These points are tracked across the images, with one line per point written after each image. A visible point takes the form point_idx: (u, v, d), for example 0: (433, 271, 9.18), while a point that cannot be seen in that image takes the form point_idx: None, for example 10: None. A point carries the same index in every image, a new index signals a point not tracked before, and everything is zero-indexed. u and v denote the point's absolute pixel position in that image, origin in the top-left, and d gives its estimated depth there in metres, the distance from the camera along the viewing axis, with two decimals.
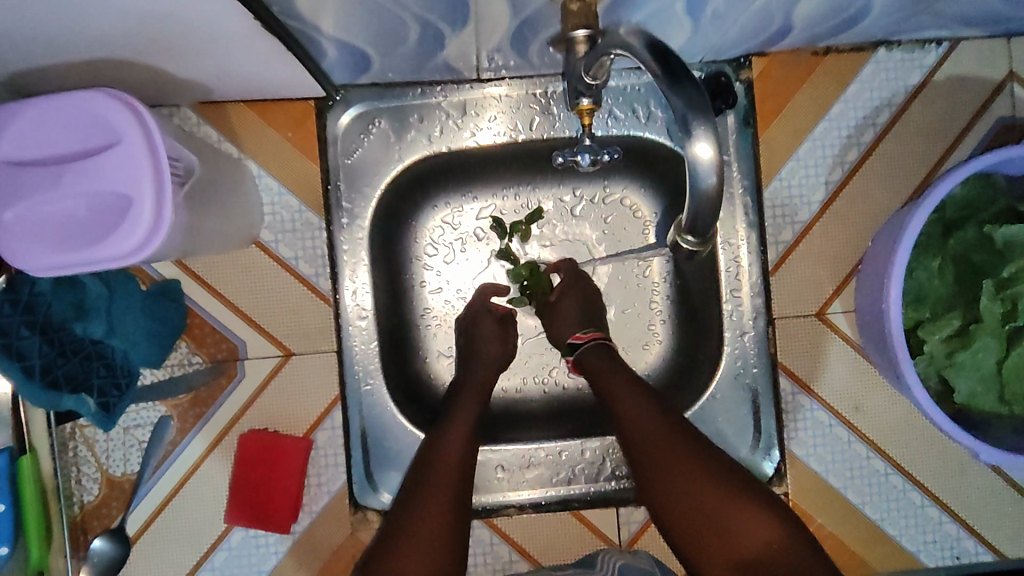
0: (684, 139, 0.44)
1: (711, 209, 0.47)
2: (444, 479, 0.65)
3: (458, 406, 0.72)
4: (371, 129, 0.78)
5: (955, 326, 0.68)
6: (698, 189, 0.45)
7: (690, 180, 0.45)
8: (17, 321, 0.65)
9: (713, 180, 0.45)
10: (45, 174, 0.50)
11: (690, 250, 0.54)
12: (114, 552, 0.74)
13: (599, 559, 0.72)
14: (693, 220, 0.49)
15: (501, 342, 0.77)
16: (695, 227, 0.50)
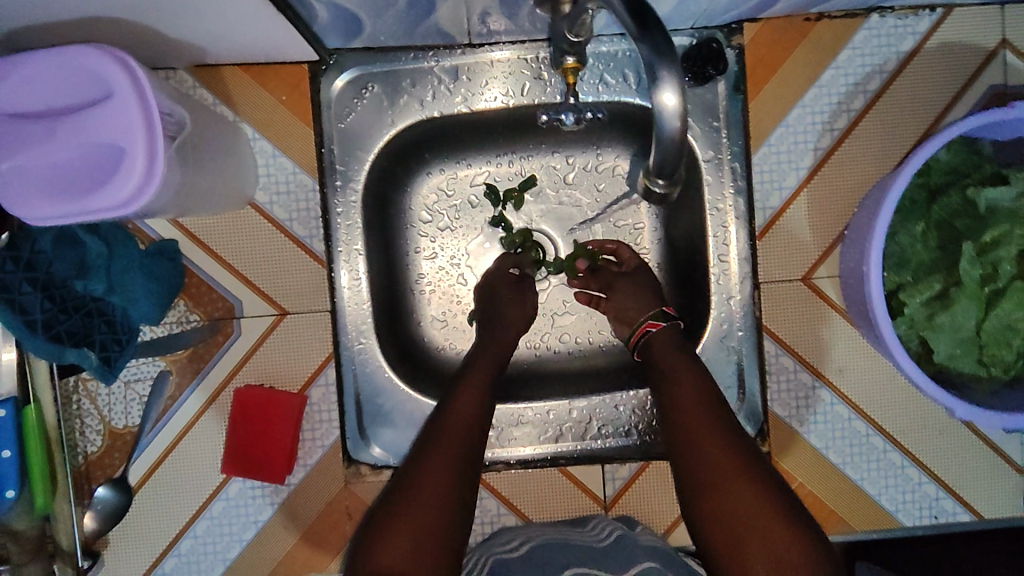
0: (652, 86, 0.46)
1: (676, 154, 0.50)
2: (453, 442, 0.66)
3: (474, 366, 0.75)
4: (363, 94, 0.79)
5: (935, 289, 0.69)
6: (664, 134, 0.48)
7: (657, 126, 0.48)
8: (19, 277, 0.67)
9: (677, 126, 0.47)
10: (40, 125, 0.53)
11: (660, 193, 0.56)
12: (117, 500, 0.77)
13: (594, 523, 0.76)
14: (660, 163, 0.52)
15: (518, 305, 0.81)
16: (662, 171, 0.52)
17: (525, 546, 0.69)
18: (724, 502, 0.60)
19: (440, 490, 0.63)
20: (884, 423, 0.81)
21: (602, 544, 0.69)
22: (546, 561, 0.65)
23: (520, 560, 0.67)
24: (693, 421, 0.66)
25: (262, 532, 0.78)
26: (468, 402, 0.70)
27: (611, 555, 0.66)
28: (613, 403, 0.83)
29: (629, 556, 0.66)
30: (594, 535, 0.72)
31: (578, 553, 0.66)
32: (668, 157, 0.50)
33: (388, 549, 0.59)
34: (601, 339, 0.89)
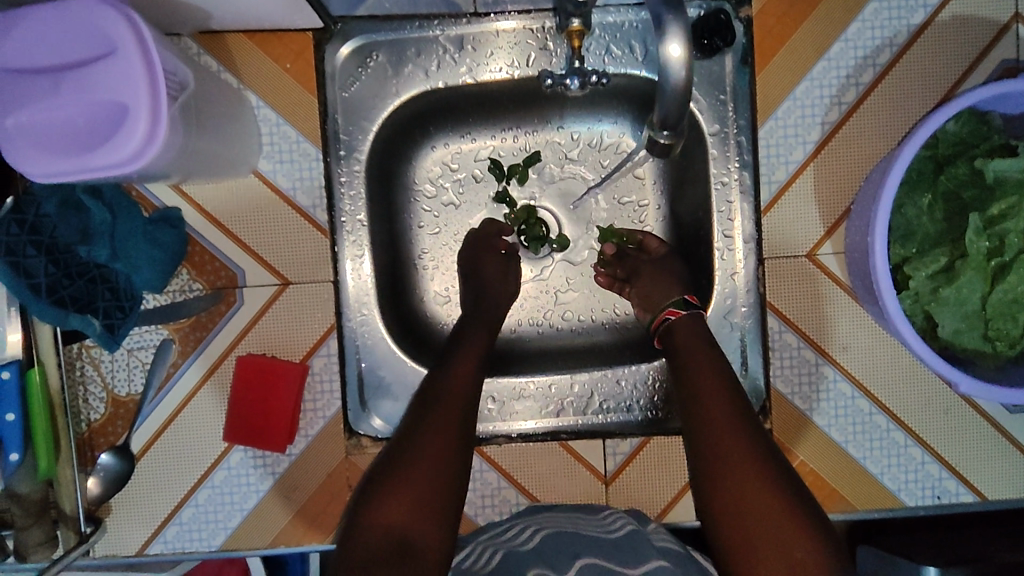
0: (660, 36, 0.51)
1: (678, 107, 0.55)
2: (449, 414, 0.67)
3: (468, 338, 0.76)
4: (368, 64, 0.80)
5: (942, 263, 0.68)
6: (669, 84, 0.53)
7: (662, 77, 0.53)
8: (23, 240, 0.68)
9: (681, 76, 0.53)
10: (46, 81, 0.54)
11: (663, 146, 0.61)
12: (119, 467, 0.77)
13: (606, 513, 0.75)
14: (664, 117, 0.57)
15: (503, 278, 0.83)
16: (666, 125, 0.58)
17: (535, 536, 0.68)
18: (731, 464, 0.63)
19: (443, 447, 0.64)
20: (887, 402, 0.80)
21: (613, 536, 0.68)
22: (558, 551, 0.64)
23: (530, 552, 0.65)
24: (700, 389, 0.68)
25: (263, 501, 0.79)
26: (463, 371, 0.71)
27: (624, 547, 0.65)
28: (615, 377, 0.82)
29: (642, 550, 0.65)
30: (605, 527, 0.71)
31: (590, 545, 0.65)
32: (670, 111, 0.56)
33: (390, 502, 0.60)
34: (603, 317, 0.90)
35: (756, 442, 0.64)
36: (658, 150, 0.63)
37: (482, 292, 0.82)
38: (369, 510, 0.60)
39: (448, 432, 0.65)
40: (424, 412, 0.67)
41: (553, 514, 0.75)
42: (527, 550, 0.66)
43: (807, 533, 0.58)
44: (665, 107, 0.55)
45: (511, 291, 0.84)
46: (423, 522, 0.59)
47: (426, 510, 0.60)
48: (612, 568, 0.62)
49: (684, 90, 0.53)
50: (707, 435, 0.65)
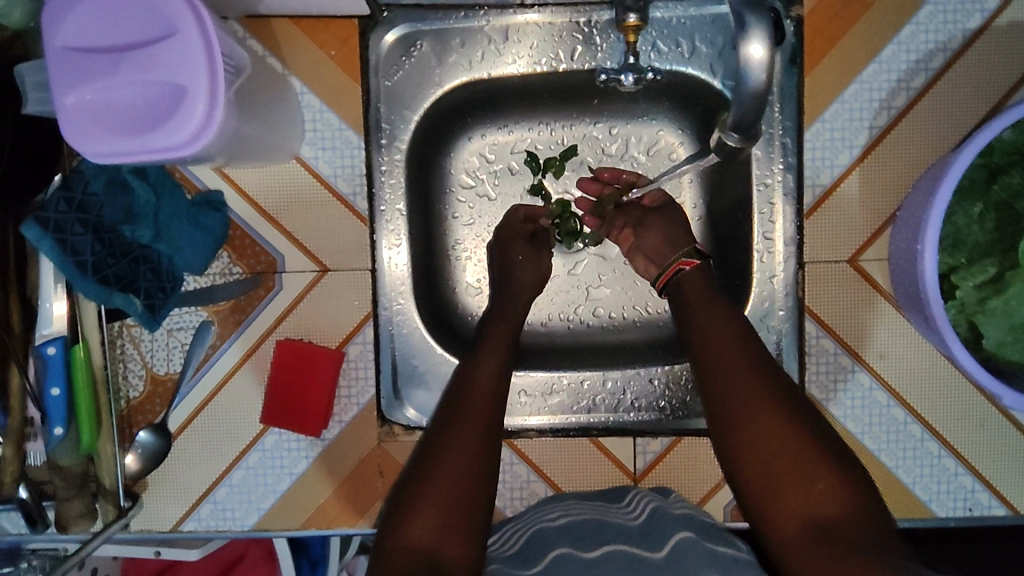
0: (742, 35, 0.52)
1: (755, 110, 0.56)
2: (479, 403, 0.68)
3: (492, 332, 0.76)
4: (412, 53, 0.80)
5: (989, 273, 0.67)
6: (749, 86, 0.54)
7: (742, 78, 0.54)
8: (71, 219, 0.70)
9: (762, 77, 0.53)
10: (106, 61, 0.54)
11: (733, 147, 0.61)
12: (158, 444, 0.78)
13: (630, 498, 0.75)
14: (738, 121, 0.58)
15: (535, 265, 0.83)
16: (738, 128, 0.59)
17: (561, 518, 0.70)
18: (776, 495, 0.60)
19: (465, 468, 0.63)
20: (923, 412, 0.79)
21: (636, 521, 0.68)
22: (585, 536, 0.66)
23: (556, 532, 0.67)
24: (730, 412, 0.64)
25: (296, 483, 0.80)
26: (490, 369, 0.71)
27: (647, 532, 0.66)
28: (648, 376, 0.83)
29: (666, 530, 0.65)
30: (629, 512, 0.71)
31: (615, 533, 0.66)
32: (746, 113, 0.56)
33: (416, 525, 0.60)
34: (636, 315, 0.90)
35: (802, 451, 0.60)
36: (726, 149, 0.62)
37: (508, 284, 0.82)
38: (396, 534, 0.60)
39: (469, 452, 0.64)
40: (447, 425, 0.66)
41: (580, 503, 0.75)
42: (554, 529, 0.68)
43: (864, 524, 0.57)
44: (741, 109, 0.56)
45: (541, 277, 0.83)
46: (451, 542, 0.60)
47: (451, 532, 0.60)
48: (636, 553, 0.62)
49: (762, 92, 0.54)
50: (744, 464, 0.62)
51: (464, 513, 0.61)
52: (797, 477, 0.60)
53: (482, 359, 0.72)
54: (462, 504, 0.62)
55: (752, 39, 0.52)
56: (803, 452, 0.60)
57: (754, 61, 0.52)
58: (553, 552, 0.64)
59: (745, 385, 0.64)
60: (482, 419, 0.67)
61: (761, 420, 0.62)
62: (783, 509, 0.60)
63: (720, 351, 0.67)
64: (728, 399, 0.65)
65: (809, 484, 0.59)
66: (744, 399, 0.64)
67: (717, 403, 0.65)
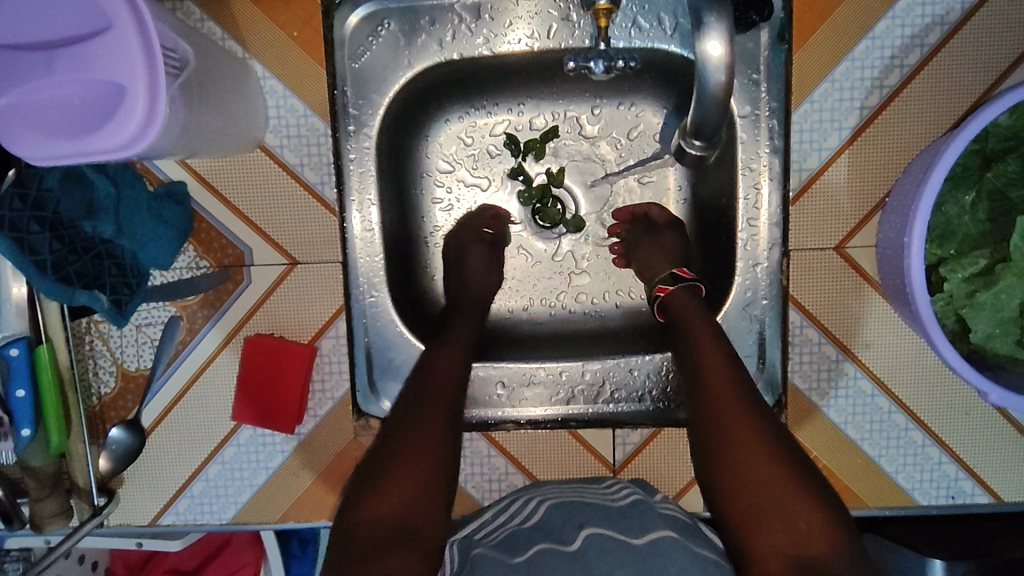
0: (699, 37, 0.52)
1: (716, 116, 0.57)
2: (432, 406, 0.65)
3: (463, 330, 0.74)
4: (379, 32, 0.76)
5: (980, 265, 0.65)
6: (710, 87, 0.54)
7: (702, 79, 0.53)
8: (26, 216, 0.67)
9: (722, 77, 0.53)
10: (38, 58, 0.52)
11: (696, 156, 0.64)
12: (131, 441, 0.77)
13: (609, 483, 0.74)
14: (701, 122, 0.58)
15: None
16: (700, 133, 0.60)
17: (541, 507, 0.69)
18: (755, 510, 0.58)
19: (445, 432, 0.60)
20: (909, 401, 0.78)
21: (619, 504, 0.67)
22: (563, 524, 0.64)
23: (530, 532, 0.65)
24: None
25: (273, 477, 0.79)
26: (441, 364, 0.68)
27: (627, 515, 0.64)
28: (628, 366, 0.81)
29: (649, 522, 0.62)
30: (611, 496, 0.70)
31: (593, 514, 0.64)
32: (709, 115, 0.57)
33: (376, 507, 0.58)
34: (618, 300, 0.88)
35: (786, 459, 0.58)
36: (692, 156, 0.65)
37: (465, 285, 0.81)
38: (343, 532, 0.57)
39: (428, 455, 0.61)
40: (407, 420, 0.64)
41: (559, 487, 0.74)
42: (528, 528, 0.66)
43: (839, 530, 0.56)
44: (703, 112, 0.57)
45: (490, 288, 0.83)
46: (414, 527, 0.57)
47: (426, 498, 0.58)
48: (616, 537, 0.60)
49: (724, 92, 0.54)
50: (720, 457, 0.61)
51: (424, 494, 0.59)
52: (778, 512, 0.57)
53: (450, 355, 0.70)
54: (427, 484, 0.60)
55: (709, 36, 0.51)
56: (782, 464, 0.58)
57: (714, 62, 0.52)
58: (537, 546, 0.61)
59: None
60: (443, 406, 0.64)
61: None
62: (755, 516, 0.58)
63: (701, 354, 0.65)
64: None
65: (780, 496, 0.58)
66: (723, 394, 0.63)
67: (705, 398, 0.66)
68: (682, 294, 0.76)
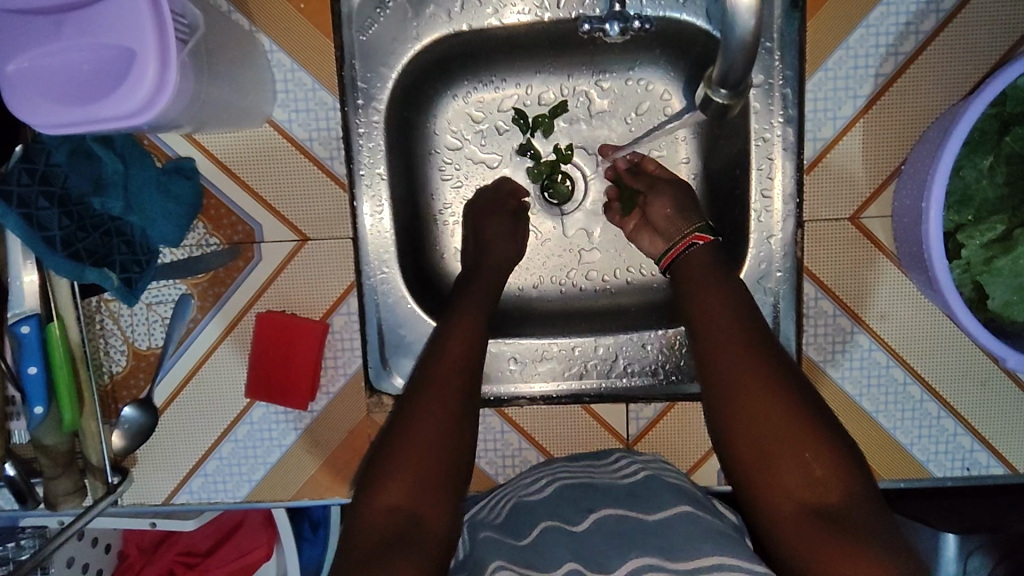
0: None
1: (743, 64, 0.56)
2: (446, 378, 0.64)
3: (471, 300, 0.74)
4: (387, 4, 0.75)
5: (998, 231, 0.64)
6: (737, 37, 0.53)
7: (729, 27, 0.53)
8: (34, 191, 0.66)
9: (751, 25, 0.52)
10: (48, 24, 0.52)
11: (721, 104, 0.64)
12: (143, 420, 0.77)
13: (612, 458, 0.72)
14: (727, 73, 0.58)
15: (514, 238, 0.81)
16: (727, 82, 0.59)
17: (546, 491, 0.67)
18: (776, 481, 0.57)
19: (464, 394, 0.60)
20: (924, 372, 0.77)
21: (626, 481, 0.65)
22: (573, 504, 0.63)
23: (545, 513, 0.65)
24: (726, 381, 0.62)
25: (286, 455, 0.79)
26: (455, 339, 0.68)
27: (636, 495, 0.62)
28: (641, 341, 0.80)
29: (655, 495, 0.62)
30: (618, 473, 0.68)
31: (603, 497, 0.63)
32: (736, 64, 0.56)
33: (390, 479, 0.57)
34: (629, 276, 0.88)
35: (804, 425, 0.58)
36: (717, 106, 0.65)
37: (482, 253, 0.80)
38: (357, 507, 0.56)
39: (431, 444, 0.59)
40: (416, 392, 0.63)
41: (568, 464, 0.72)
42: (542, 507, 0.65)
43: (858, 497, 0.55)
44: (730, 59, 0.56)
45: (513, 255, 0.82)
46: (425, 501, 0.57)
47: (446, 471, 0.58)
48: (630, 517, 0.59)
49: (751, 41, 0.53)
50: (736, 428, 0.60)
51: (440, 464, 0.59)
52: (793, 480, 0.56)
53: (464, 328, 0.69)
54: (426, 470, 0.58)
55: None
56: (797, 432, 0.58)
57: (742, 7, 0.51)
58: (542, 523, 0.62)
59: (737, 360, 0.62)
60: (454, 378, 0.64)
61: (757, 393, 0.59)
62: (774, 489, 0.57)
63: (716, 322, 0.65)
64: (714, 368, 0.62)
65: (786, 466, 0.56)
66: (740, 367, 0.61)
67: (706, 378, 0.63)
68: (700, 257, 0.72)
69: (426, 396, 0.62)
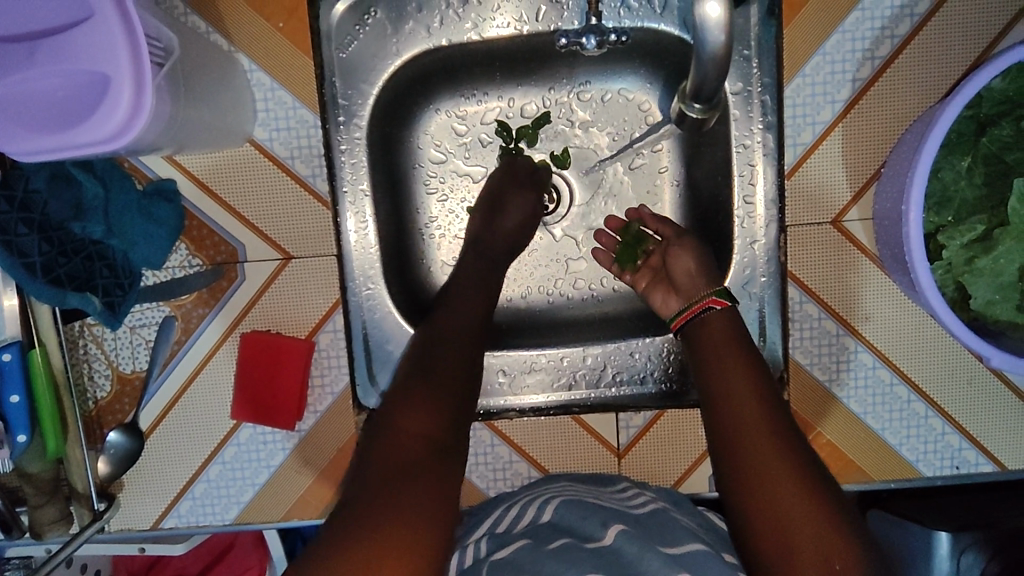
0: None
1: (715, 77, 0.57)
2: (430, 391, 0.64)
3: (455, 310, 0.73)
4: (366, 21, 0.75)
5: (978, 231, 0.64)
6: (708, 50, 0.53)
7: (700, 40, 0.53)
8: (14, 217, 0.66)
9: (721, 38, 0.52)
10: (19, 50, 0.52)
11: (696, 119, 0.65)
12: (129, 445, 0.76)
13: (623, 487, 0.74)
14: (701, 82, 0.58)
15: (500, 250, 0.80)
16: (701, 92, 0.60)
17: (549, 507, 0.68)
18: None
19: None
20: (910, 371, 0.78)
21: (637, 512, 0.67)
22: (577, 523, 0.64)
23: (543, 529, 0.65)
24: (721, 392, 0.65)
25: (274, 476, 0.78)
26: (440, 355, 0.67)
27: (648, 527, 0.64)
28: (629, 350, 0.80)
29: (668, 533, 0.63)
30: (629, 501, 0.69)
31: (615, 514, 0.65)
32: (708, 77, 0.57)
33: None
34: (615, 284, 0.88)
35: None
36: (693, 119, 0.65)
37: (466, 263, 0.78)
38: None
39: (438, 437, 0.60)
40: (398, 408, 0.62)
41: (570, 484, 0.74)
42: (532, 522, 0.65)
43: None
44: (703, 73, 0.56)
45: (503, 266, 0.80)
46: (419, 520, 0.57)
47: None
48: (644, 537, 0.61)
49: (722, 55, 0.53)
50: (728, 429, 0.63)
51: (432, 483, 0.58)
52: None
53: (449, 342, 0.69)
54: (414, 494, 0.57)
55: None
56: (776, 435, 0.61)
57: (712, 21, 0.52)
58: (558, 541, 0.62)
59: (733, 375, 0.65)
60: (443, 393, 0.64)
61: (742, 406, 0.63)
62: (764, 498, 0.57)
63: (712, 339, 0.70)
64: (719, 380, 0.66)
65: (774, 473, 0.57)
66: (727, 371, 0.66)
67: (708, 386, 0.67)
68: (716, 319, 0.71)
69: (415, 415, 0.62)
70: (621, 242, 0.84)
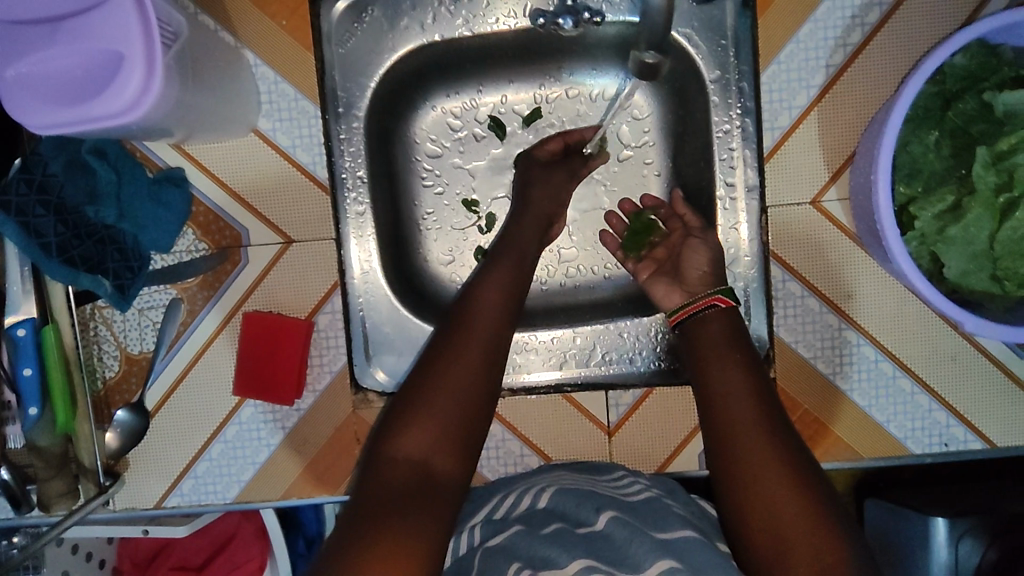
0: None
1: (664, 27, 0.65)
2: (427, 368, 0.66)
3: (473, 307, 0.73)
4: (363, 19, 0.80)
5: (948, 202, 0.66)
6: None
7: None
8: (32, 200, 0.72)
9: None
10: (43, 32, 0.57)
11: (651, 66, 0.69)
12: (135, 422, 0.79)
13: (619, 474, 0.74)
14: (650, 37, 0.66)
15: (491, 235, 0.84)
16: (652, 40, 0.66)
17: (543, 493, 0.68)
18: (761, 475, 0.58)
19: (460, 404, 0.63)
20: (895, 349, 0.79)
21: (632, 499, 0.67)
22: (576, 506, 0.66)
23: (541, 515, 0.66)
24: (713, 381, 0.67)
25: (275, 454, 0.80)
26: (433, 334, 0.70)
27: (640, 513, 0.64)
28: (618, 330, 0.84)
29: (663, 520, 0.62)
30: (623, 489, 0.70)
31: (610, 500, 0.66)
32: (655, 20, 0.64)
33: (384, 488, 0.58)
34: (606, 272, 0.91)
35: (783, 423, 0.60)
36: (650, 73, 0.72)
37: None
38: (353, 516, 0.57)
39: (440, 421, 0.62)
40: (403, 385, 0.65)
41: (559, 474, 0.74)
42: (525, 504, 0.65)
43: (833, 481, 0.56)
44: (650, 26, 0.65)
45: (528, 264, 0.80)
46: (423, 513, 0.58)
47: (435, 488, 0.59)
48: (638, 525, 0.62)
49: None
50: (716, 408, 0.65)
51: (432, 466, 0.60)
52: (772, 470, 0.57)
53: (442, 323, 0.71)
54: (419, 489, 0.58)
55: None
56: (759, 418, 0.63)
57: None
58: (551, 526, 0.64)
59: (727, 367, 0.67)
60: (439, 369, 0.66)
61: (732, 396, 0.65)
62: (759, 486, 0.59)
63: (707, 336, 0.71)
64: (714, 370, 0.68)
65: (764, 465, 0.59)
66: (720, 362, 0.68)
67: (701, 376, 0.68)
68: (712, 322, 0.72)
69: (416, 397, 0.64)
70: (630, 226, 0.87)
